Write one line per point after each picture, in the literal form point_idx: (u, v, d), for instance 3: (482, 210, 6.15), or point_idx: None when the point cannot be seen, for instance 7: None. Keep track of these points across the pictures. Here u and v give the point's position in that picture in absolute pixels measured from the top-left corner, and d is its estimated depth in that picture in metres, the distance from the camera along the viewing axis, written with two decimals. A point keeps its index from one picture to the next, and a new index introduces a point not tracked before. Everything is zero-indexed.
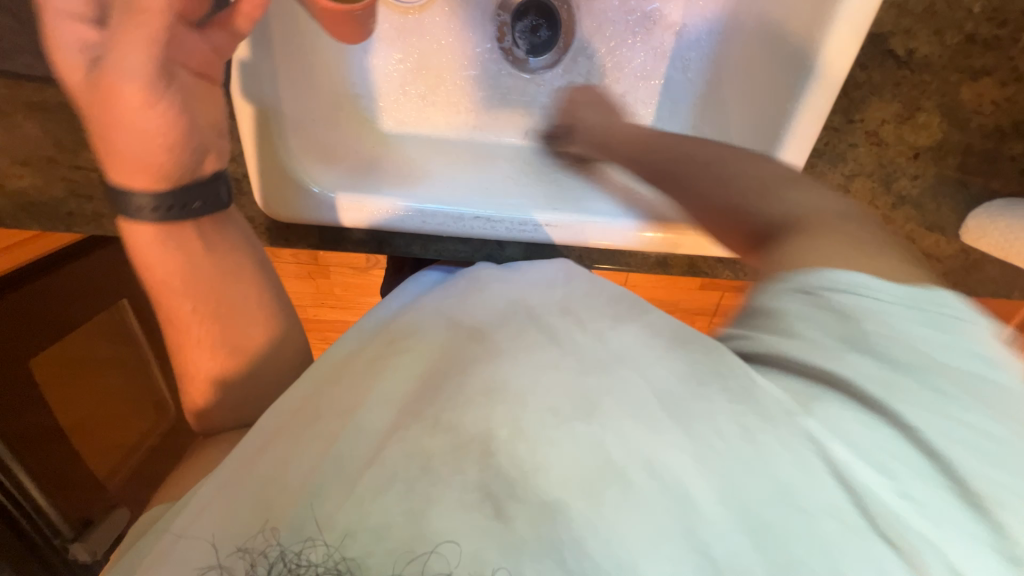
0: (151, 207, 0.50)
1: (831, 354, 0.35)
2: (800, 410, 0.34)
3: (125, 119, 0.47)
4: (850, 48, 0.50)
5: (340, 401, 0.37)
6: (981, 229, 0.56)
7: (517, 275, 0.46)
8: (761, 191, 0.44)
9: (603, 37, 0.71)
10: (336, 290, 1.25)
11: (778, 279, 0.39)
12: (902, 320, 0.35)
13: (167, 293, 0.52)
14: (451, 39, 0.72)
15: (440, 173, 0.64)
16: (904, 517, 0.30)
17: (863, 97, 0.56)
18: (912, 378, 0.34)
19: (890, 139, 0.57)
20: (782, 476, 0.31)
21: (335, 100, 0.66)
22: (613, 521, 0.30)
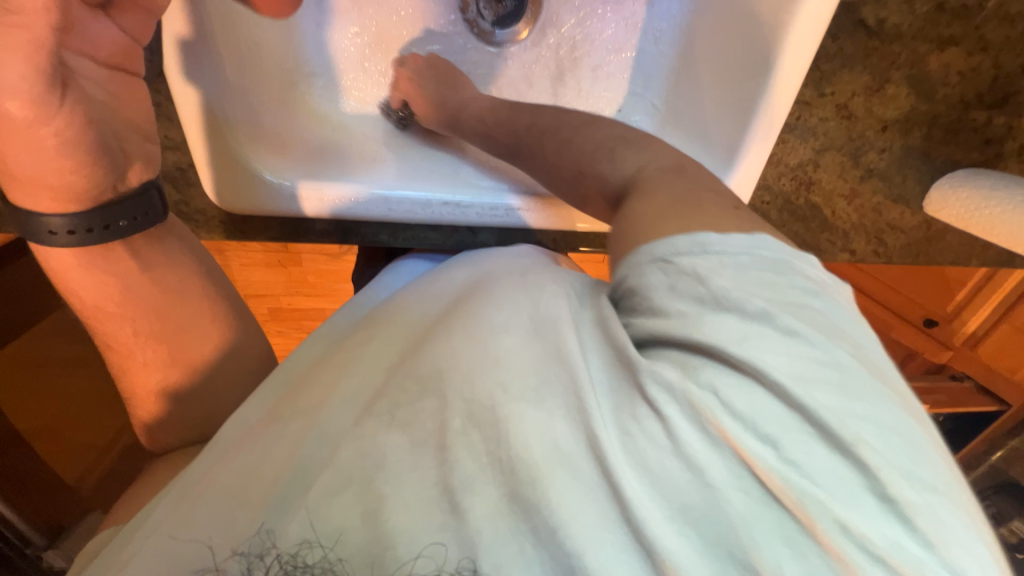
0: (66, 232, 0.45)
1: (695, 319, 0.32)
2: (685, 379, 0.31)
3: (16, 138, 0.40)
4: (816, 27, 0.50)
5: (308, 401, 0.40)
6: (943, 200, 0.57)
7: (493, 259, 0.46)
8: (610, 155, 0.45)
9: (571, 8, 0.67)
10: (309, 278, 1.21)
11: (632, 253, 0.37)
12: (732, 264, 0.33)
13: (104, 320, 0.50)
14: (411, 10, 0.67)
15: (412, 158, 0.61)
16: (789, 482, 0.28)
17: (833, 70, 0.55)
18: (777, 335, 0.30)
19: (859, 113, 0.57)
20: (702, 469, 0.29)
21: (285, 80, 0.61)
22: (558, 498, 0.30)
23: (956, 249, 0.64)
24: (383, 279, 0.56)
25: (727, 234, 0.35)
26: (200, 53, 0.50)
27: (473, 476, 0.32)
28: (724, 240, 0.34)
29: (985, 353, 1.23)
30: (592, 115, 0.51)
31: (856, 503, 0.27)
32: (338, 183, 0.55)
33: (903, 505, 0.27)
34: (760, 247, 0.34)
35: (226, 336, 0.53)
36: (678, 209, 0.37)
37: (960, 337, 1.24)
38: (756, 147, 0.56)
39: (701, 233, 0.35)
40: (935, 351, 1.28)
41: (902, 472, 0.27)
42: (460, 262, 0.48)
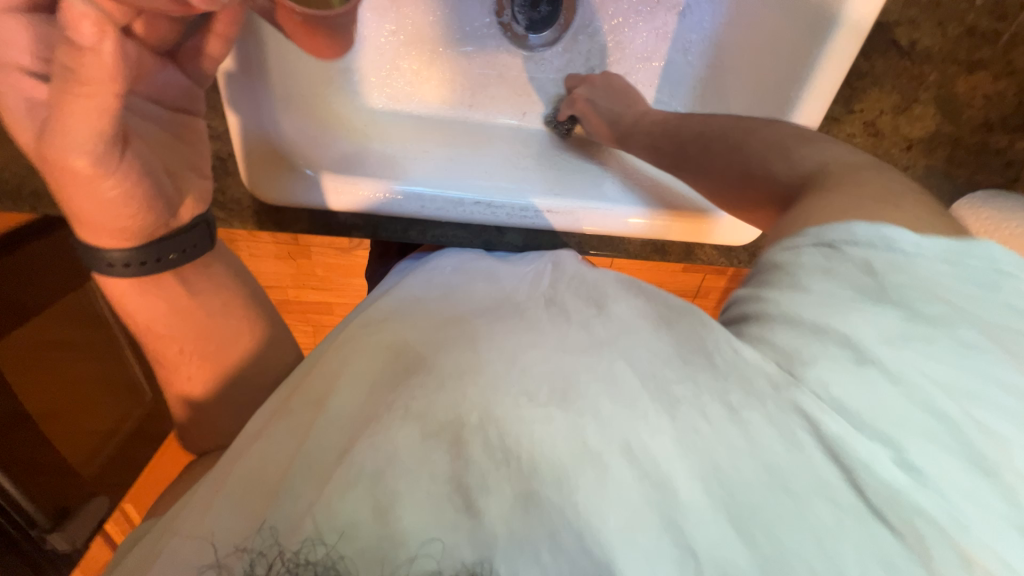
0: (122, 265, 0.46)
1: (852, 307, 0.34)
2: (799, 369, 0.33)
3: (81, 187, 0.41)
4: (856, 42, 0.51)
5: (318, 389, 0.40)
6: (962, 220, 0.58)
7: (506, 269, 0.50)
8: (784, 153, 0.46)
9: (605, 16, 0.69)
10: (318, 271, 1.21)
11: (795, 234, 0.38)
12: (932, 269, 0.35)
13: (153, 338, 0.50)
14: (446, 12, 0.68)
15: (445, 155, 0.62)
16: (900, 489, 0.30)
17: (863, 87, 0.56)
18: (941, 336, 0.32)
19: (886, 130, 0.58)
20: (786, 475, 0.31)
21: (324, 75, 0.62)
22: (586, 497, 0.31)
23: None
24: (391, 273, 0.57)
25: (903, 229, 0.36)
26: (252, 50, 0.52)
27: (488, 473, 0.32)
28: (901, 236, 0.36)
29: None
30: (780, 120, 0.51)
31: (982, 513, 0.30)
32: (376, 181, 0.56)
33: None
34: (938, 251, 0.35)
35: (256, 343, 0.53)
36: (864, 199, 0.38)
37: None
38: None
39: (881, 222, 0.36)
40: None
41: None
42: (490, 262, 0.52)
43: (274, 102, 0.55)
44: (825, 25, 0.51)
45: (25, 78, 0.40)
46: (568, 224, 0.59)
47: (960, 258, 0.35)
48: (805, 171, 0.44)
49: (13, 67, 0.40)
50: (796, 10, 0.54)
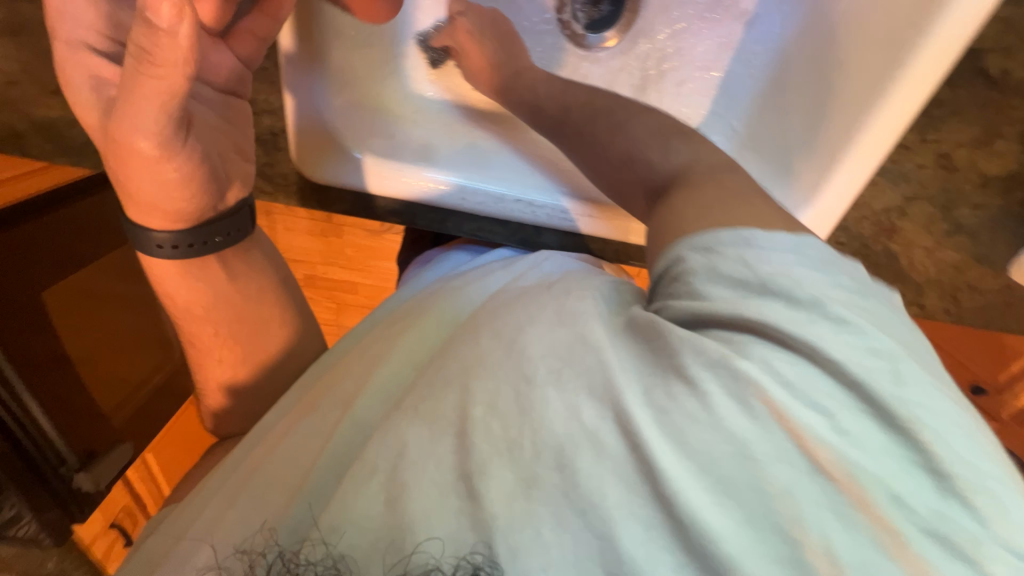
0: (170, 246, 0.47)
1: (740, 302, 0.31)
2: (735, 354, 0.30)
3: (140, 168, 0.41)
4: (931, 77, 0.46)
5: (346, 391, 0.42)
6: None
7: (532, 262, 0.47)
8: (662, 145, 0.45)
9: (668, 20, 0.67)
10: (347, 250, 1.23)
11: (676, 243, 0.36)
12: (792, 261, 0.32)
13: (189, 321, 0.52)
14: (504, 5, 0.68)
15: (474, 146, 0.63)
16: (840, 455, 0.27)
17: (940, 117, 0.54)
18: (821, 321, 0.30)
19: (960, 164, 0.55)
20: (748, 444, 0.28)
21: (371, 61, 0.63)
22: (585, 482, 0.29)
23: None
24: (428, 271, 0.58)
25: (778, 232, 0.34)
26: (313, 26, 0.53)
27: (490, 460, 0.31)
28: (767, 235, 0.34)
29: None
30: (647, 106, 0.50)
31: (912, 483, 0.27)
32: (418, 169, 0.57)
33: (956, 480, 0.27)
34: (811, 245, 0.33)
35: (289, 335, 0.55)
36: (720, 205, 0.36)
37: None
38: (850, 162, 0.51)
39: (749, 228, 0.34)
40: None
41: (958, 454, 0.27)
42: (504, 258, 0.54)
43: (325, 82, 0.56)
44: (907, 41, 0.47)
45: (89, 53, 0.44)
46: (586, 228, 0.58)
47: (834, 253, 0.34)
48: (668, 168, 0.43)
49: (81, 43, 0.45)
50: (879, 26, 0.50)
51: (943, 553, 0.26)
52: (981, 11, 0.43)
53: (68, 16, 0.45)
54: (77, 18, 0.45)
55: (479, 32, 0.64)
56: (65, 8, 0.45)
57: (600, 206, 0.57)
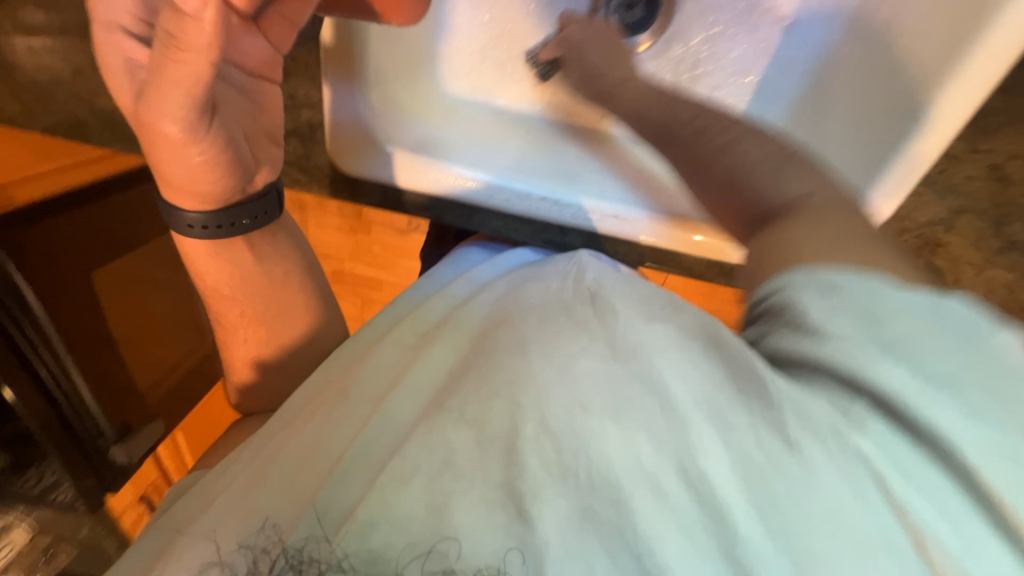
0: (200, 227, 0.51)
1: (860, 359, 0.30)
2: (843, 423, 0.31)
3: (170, 150, 0.44)
4: (981, 92, 0.45)
5: (371, 390, 0.44)
6: None
7: (574, 264, 0.48)
8: (773, 173, 0.43)
9: (703, 24, 0.66)
10: (374, 248, 1.26)
11: (787, 274, 0.36)
12: (928, 321, 0.30)
13: (219, 301, 0.56)
14: (539, 7, 0.67)
15: (506, 150, 0.63)
16: (949, 553, 0.28)
17: (992, 126, 0.50)
18: (953, 403, 0.28)
19: (1015, 177, 0.51)
20: (842, 515, 0.30)
21: (411, 57, 0.64)
22: (645, 520, 0.32)
23: None
24: (449, 266, 0.59)
25: (897, 285, 0.33)
26: (355, 30, 0.55)
27: (543, 483, 0.33)
28: (894, 290, 0.33)
29: None
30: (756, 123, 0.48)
31: None
32: (448, 166, 0.57)
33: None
34: (953, 307, 0.30)
35: (310, 328, 0.58)
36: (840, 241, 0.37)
37: None
38: (896, 173, 0.50)
39: (869, 276, 0.33)
40: None
41: None
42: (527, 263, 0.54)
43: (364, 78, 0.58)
44: (961, 49, 0.45)
45: (125, 39, 0.45)
46: (619, 231, 0.57)
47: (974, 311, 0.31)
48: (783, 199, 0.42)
49: (117, 28, 0.45)
50: (937, 33, 0.48)
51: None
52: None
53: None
54: (114, 1, 0.45)
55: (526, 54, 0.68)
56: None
57: (636, 215, 0.57)
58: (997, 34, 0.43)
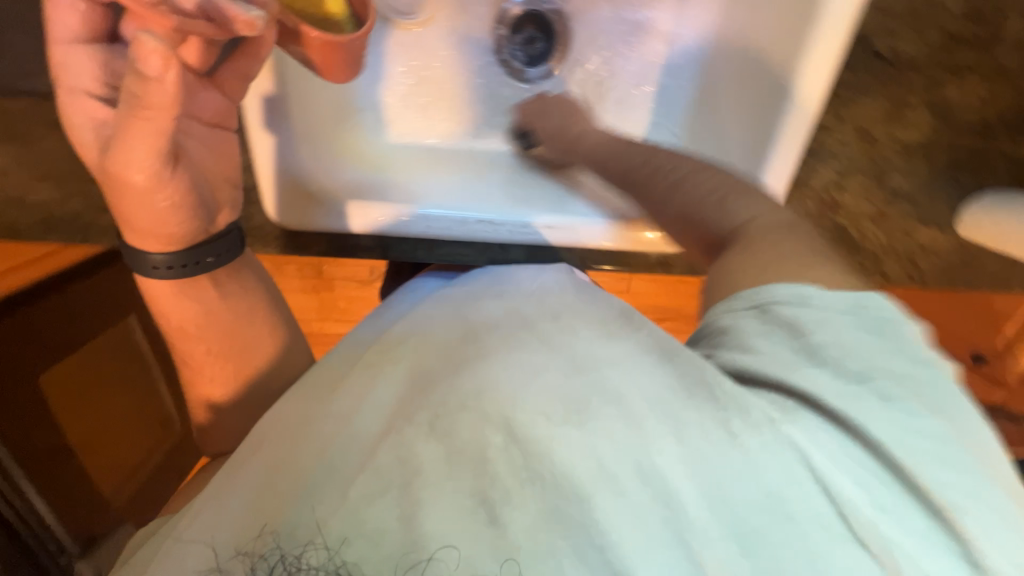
0: (165, 267, 0.51)
1: (793, 368, 0.37)
2: (783, 416, 0.36)
3: (137, 197, 0.45)
4: (832, 62, 0.53)
5: (335, 417, 0.41)
6: (977, 222, 0.58)
7: (514, 281, 0.52)
8: (720, 201, 0.49)
9: (596, 48, 0.72)
10: (340, 303, 1.27)
11: (731, 300, 0.43)
12: (843, 326, 0.38)
13: (183, 339, 0.56)
14: (451, 52, 0.72)
15: (443, 181, 0.66)
16: (875, 524, 0.33)
17: (850, 97, 0.58)
18: (867, 397, 0.36)
19: (881, 137, 0.59)
20: (783, 500, 0.34)
21: (335, 111, 0.66)
22: (604, 514, 0.34)
23: (995, 272, 0.65)
24: (403, 294, 0.59)
25: (832, 291, 0.40)
26: (279, 101, 0.57)
27: (512, 490, 0.35)
28: (825, 295, 0.40)
29: None
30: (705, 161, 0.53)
31: (936, 556, 0.33)
32: (387, 204, 0.59)
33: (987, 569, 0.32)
34: (865, 305, 0.39)
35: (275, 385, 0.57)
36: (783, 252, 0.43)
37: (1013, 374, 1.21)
38: (783, 149, 0.57)
39: (805, 286, 0.40)
40: (987, 390, 1.24)
41: (986, 536, 0.33)
42: (484, 273, 0.55)
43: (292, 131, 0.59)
44: (806, 32, 0.53)
45: (90, 100, 0.47)
46: (580, 241, 0.60)
47: (888, 309, 0.39)
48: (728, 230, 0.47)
49: (82, 90, 0.47)
50: (783, 19, 0.55)
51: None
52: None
53: (68, 60, 0.47)
54: (78, 64, 0.47)
55: (448, 94, 0.72)
56: (65, 52, 0.47)
57: (571, 223, 0.60)
58: (832, 15, 0.51)
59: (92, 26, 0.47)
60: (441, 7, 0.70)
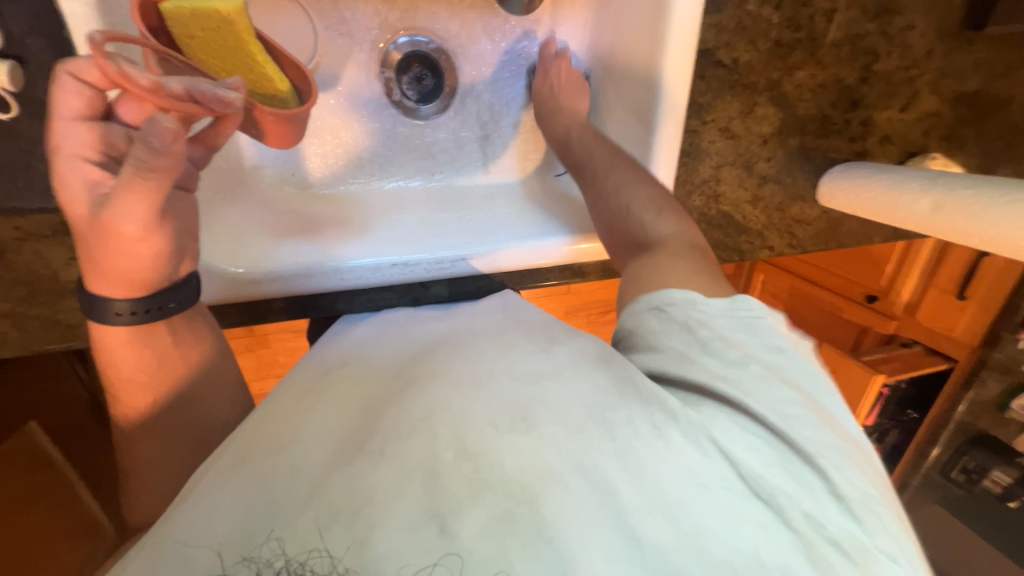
0: (128, 313, 0.46)
1: (684, 361, 0.41)
2: (683, 404, 0.39)
3: (123, 246, 0.41)
4: (687, 65, 0.58)
5: (277, 439, 0.39)
6: (831, 193, 0.68)
7: (460, 318, 0.56)
8: (654, 211, 0.55)
9: (484, 79, 0.75)
10: (279, 358, 1.20)
11: (638, 306, 0.47)
12: (719, 321, 0.42)
13: (131, 394, 0.49)
14: (340, 100, 0.71)
15: (362, 224, 0.65)
16: (759, 478, 0.36)
17: (708, 102, 0.64)
18: (744, 376, 0.39)
19: (740, 132, 0.66)
20: (697, 472, 0.36)
21: (233, 184, 0.65)
22: (550, 513, 0.34)
23: (858, 231, 0.75)
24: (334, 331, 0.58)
25: (719, 299, 0.43)
26: (212, 192, 0.60)
27: (464, 503, 0.34)
28: (714, 302, 0.43)
29: (924, 317, 1.35)
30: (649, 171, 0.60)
31: (827, 511, 0.35)
32: (291, 262, 0.58)
33: (850, 502, 0.35)
34: (744, 308, 0.42)
35: None
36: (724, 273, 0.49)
37: (900, 307, 1.38)
38: (665, 150, 0.62)
39: (694, 292, 0.44)
40: (883, 323, 1.43)
41: (856, 486, 0.36)
42: (418, 311, 0.59)
43: (206, 210, 0.59)
44: (659, 40, 0.58)
45: (91, 167, 0.42)
46: (544, 259, 0.64)
47: (762, 309, 0.43)
48: (655, 241, 0.53)
49: (77, 156, 0.42)
50: (638, 32, 0.60)
51: (841, 557, 0.34)
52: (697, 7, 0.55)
53: (66, 135, 0.42)
54: (76, 136, 0.42)
55: (346, 138, 0.72)
56: (65, 129, 0.42)
57: (498, 250, 0.62)
58: (676, 24, 0.56)
59: (93, 104, 0.42)
60: (323, 54, 0.69)
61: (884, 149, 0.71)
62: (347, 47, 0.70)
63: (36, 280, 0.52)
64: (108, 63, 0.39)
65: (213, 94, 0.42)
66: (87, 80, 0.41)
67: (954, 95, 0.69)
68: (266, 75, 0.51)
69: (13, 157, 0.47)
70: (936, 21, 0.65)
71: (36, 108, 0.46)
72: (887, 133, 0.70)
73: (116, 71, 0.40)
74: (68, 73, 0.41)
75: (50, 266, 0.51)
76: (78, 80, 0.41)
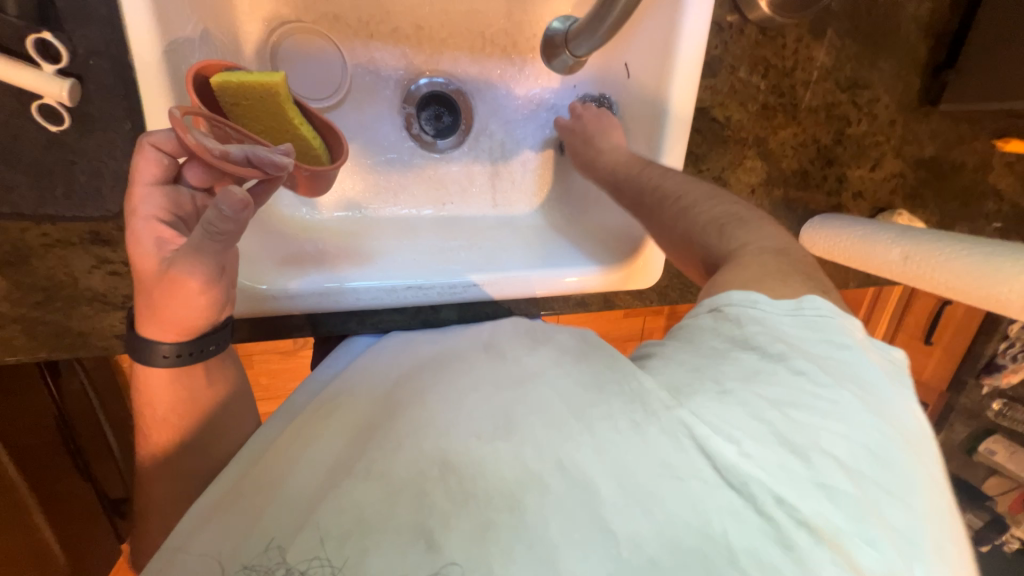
0: (173, 356, 0.49)
1: (726, 352, 0.43)
2: (675, 401, 0.40)
3: (182, 297, 0.46)
4: (689, 101, 0.66)
5: (273, 469, 0.42)
6: (812, 238, 0.74)
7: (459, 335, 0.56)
8: (721, 229, 0.56)
9: (499, 119, 0.80)
10: (261, 378, 1.18)
11: (698, 303, 0.49)
12: (777, 319, 0.44)
13: (162, 431, 0.50)
14: (364, 131, 0.75)
15: (381, 250, 0.67)
16: (740, 469, 0.36)
17: (702, 153, 0.71)
18: (783, 371, 0.41)
19: (731, 181, 0.73)
20: (674, 467, 0.37)
21: (261, 222, 0.65)
22: (536, 522, 0.35)
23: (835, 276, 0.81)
24: (345, 352, 0.60)
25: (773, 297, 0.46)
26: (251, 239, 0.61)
27: (447, 514, 0.35)
28: (770, 301, 0.45)
29: None
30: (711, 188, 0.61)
31: (821, 506, 0.35)
32: (315, 283, 0.59)
33: (846, 499, 0.36)
34: (808, 308, 0.44)
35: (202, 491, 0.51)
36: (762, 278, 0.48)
37: None
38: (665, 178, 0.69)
39: (756, 293, 0.46)
40: None
41: (855, 478, 0.36)
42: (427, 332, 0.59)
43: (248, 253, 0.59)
44: (666, 75, 0.65)
45: (162, 226, 0.47)
46: (554, 289, 0.67)
47: (831, 312, 0.45)
48: (728, 248, 0.54)
49: (151, 218, 0.47)
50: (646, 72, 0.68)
51: (813, 539, 0.34)
52: (699, 52, 0.64)
53: (144, 197, 0.47)
54: (153, 200, 0.47)
55: (364, 164, 0.75)
56: (144, 192, 0.47)
57: (504, 277, 0.65)
58: (681, 66, 0.64)
59: (168, 170, 0.48)
60: (350, 89, 0.74)
61: (857, 203, 0.78)
62: (373, 84, 0.75)
63: (54, 287, 0.52)
64: (185, 136, 0.44)
65: (270, 159, 0.48)
66: (166, 150, 0.47)
67: (916, 158, 0.77)
68: (302, 135, 0.54)
69: (55, 165, 0.49)
70: (898, 96, 0.74)
71: (85, 123, 0.49)
72: (859, 190, 0.78)
73: (192, 142, 0.45)
74: (151, 146, 0.46)
75: (72, 272, 0.52)
76: (159, 151, 0.47)
